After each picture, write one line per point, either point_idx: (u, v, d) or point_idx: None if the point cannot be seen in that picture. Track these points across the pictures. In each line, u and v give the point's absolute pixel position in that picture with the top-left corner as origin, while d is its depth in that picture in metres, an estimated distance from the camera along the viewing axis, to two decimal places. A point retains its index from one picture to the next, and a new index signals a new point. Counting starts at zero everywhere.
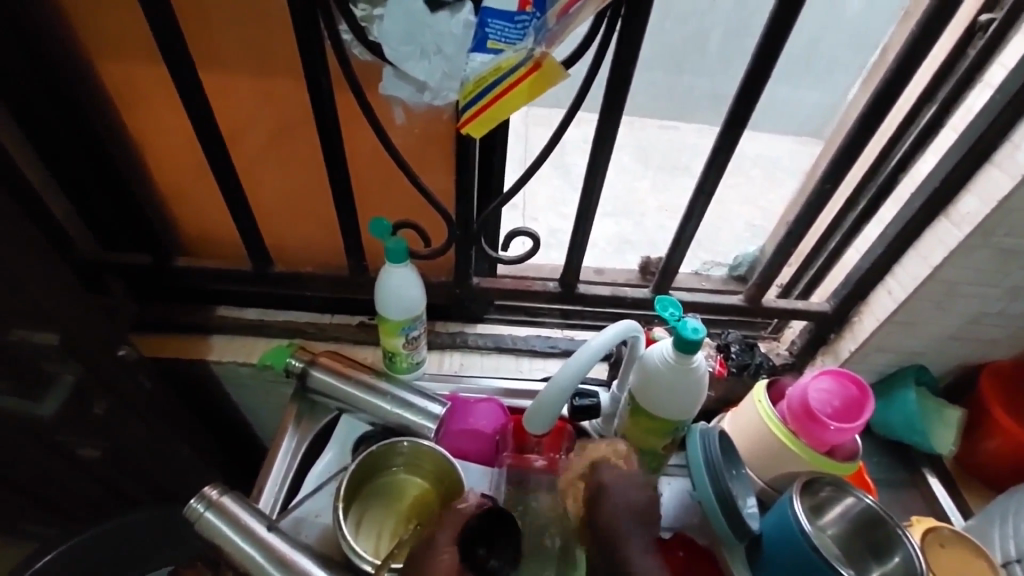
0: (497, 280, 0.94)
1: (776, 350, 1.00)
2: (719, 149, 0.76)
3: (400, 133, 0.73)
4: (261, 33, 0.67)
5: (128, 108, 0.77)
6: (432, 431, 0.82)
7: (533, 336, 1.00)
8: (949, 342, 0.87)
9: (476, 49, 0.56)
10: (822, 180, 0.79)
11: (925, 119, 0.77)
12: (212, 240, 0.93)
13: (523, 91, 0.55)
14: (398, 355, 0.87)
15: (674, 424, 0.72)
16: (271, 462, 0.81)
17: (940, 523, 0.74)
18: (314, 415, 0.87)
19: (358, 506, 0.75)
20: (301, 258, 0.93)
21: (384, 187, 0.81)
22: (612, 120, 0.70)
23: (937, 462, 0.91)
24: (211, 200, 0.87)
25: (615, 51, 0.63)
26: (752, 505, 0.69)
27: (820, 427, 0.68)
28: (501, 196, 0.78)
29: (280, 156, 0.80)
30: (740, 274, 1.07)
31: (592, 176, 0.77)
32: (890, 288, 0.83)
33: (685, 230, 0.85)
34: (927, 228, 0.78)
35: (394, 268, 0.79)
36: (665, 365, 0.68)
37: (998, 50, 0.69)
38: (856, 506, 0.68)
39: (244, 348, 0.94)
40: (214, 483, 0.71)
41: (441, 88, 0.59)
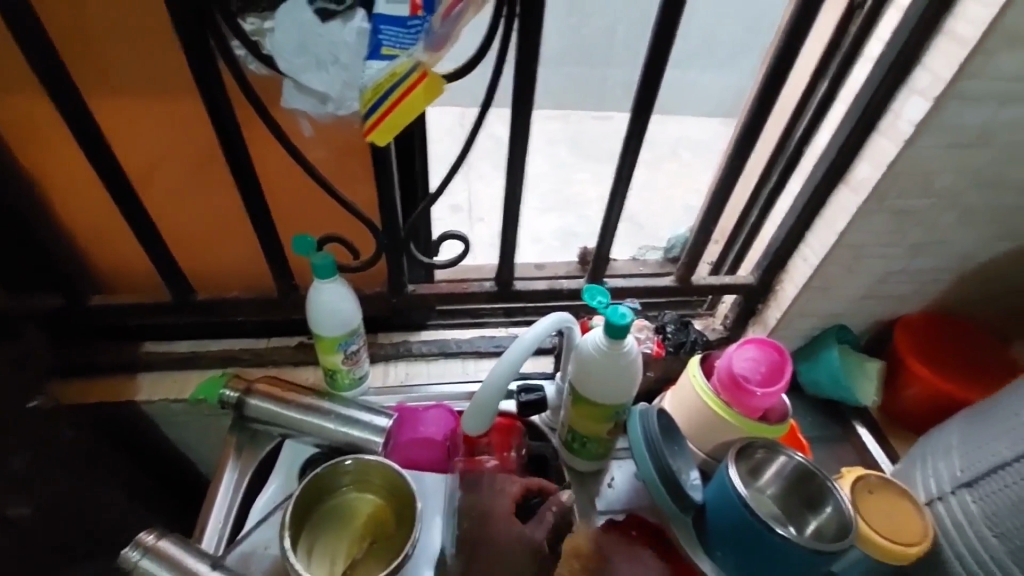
0: (433, 285, 0.93)
1: (712, 325, 1.04)
2: (633, 137, 0.78)
3: (311, 146, 0.72)
4: (149, 54, 0.64)
5: (14, 140, 0.71)
6: (380, 444, 0.81)
7: (477, 338, 1.00)
8: (864, 301, 0.93)
9: (371, 56, 0.54)
10: (732, 160, 0.82)
11: (820, 92, 0.81)
12: (128, 272, 0.87)
13: (421, 95, 0.55)
14: (339, 372, 0.85)
15: (614, 408, 0.73)
16: (213, 496, 0.78)
17: (867, 470, 0.79)
18: (256, 443, 0.84)
19: (308, 532, 0.74)
20: (227, 284, 0.89)
21: (304, 203, 0.80)
22: (525, 116, 0.71)
23: (864, 414, 0.98)
24: (120, 231, 0.82)
25: (518, 49, 0.64)
26: (695, 476, 0.72)
27: (748, 394, 0.72)
28: (426, 200, 0.77)
29: (190, 179, 0.76)
30: (674, 256, 1.11)
31: (514, 173, 0.77)
32: (805, 256, 0.88)
33: (611, 219, 0.87)
34: (831, 196, 0.83)
35: (324, 284, 0.77)
36: (598, 352, 0.70)
37: (875, 24, 0.74)
38: (789, 465, 0.72)
39: (177, 384, 0.90)
40: (150, 528, 0.68)
41: (342, 97, 0.58)
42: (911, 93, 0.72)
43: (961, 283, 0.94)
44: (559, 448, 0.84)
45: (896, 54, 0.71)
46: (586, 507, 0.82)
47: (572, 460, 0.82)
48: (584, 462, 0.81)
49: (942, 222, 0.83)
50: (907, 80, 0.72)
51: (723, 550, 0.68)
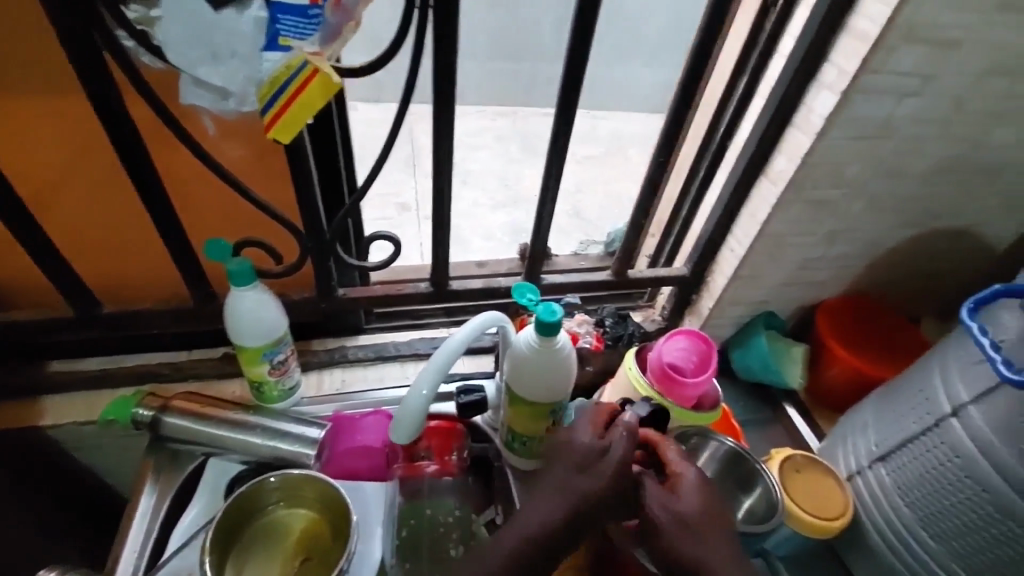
0: (367, 288, 0.88)
1: (650, 317, 1.06)
2: (559, 132, 0.77)
3: (219, 145, 0.67)
4: (20, 47, 0.58)
5: None
6: (313, 457, 0.77)
7: (417, 339, 0.98)
8: (789, 287, 0.97)
9: (268, 48, 0.51)
10: (660, 154, 0.83)
11: (739, 89, 0.83)
12: (20, 288, 0.79)
13: (318, 89, 0.52)
14: (266, 383, 0.81)
15: (550, 406, 0.73)
16: (126, 525, 0.72)
17: (793, 450, 0.82)
18: (177, 464, 0.78)
19: (234, 556, 0.69)
20: (136, 295, 0.83)
21: (217, 207, 0.75)
22: (448, 112, 0.69)
23: (794, 395, 1.02)
24: (6, 241, 0.74)
25: (435, 43, 0.62)
26: (642, 408, 0.64)
27: (680, 384, 0.73)
28: (350, 200, 0.74)
29: (85, 184, 0.70)
30: (613, 249, 1.12)
31: (440, 171, 0.76)
32: (733, 246, 0.91)
33: (544, 215, 0.86)
34: (754, 189, 0.86)
35: (244, 292, 0.73)
36: (530, 350, 0.69)
37: (786, 22, 0.77)
38: (720, 450, 0.74)
39: (87, 405, 0.83)
40: (49, 567, 0.62)
41: (244, 93, 0.54)
42: (821, 88, 0.75)
43: (874, 267, 1.00)
44: (500, 449, 0.84)
45: (806, 50, 0.73)
46: None
47: (514, 459, 0.81)
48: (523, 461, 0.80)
49: (855, 210, 0.88)
50: (817, 76, 0.75)
51: None
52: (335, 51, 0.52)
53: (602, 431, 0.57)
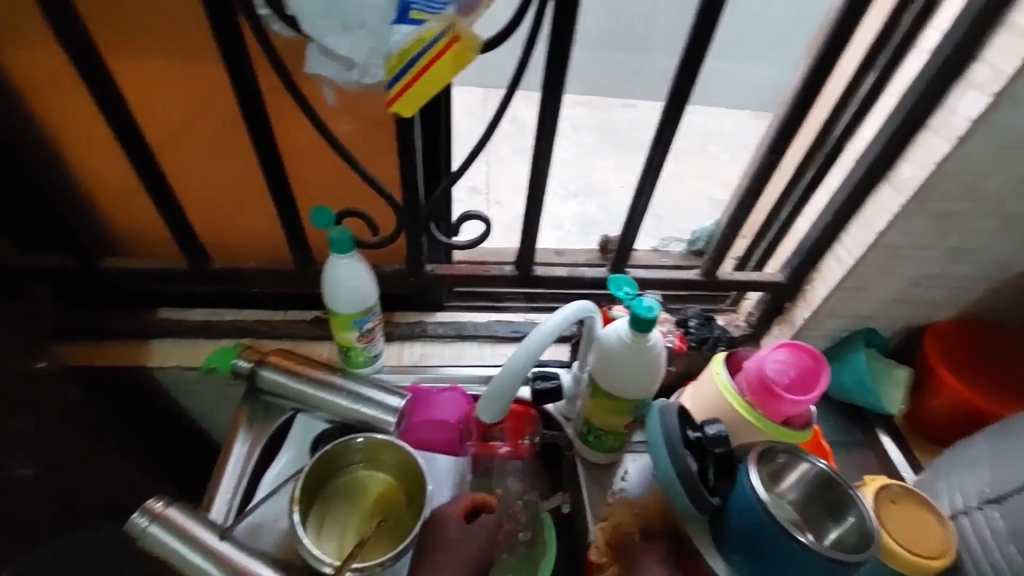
0: (453, 267, 0.91)
1: (735, 321, 1.01)
2: (667, 122, 0.74)
3: (335, 115, 0.69)
4: (169, 14, 0.62)
5: (32, 96, 0.70)
6: (393, 424, 0.79)
7: (495, 322, 0.99)
8: (897, 305, 0.89)
9: (398, 21, 0.51)
10: (770, 151, 0.78)
11: (867, 86, 0.77)
12: (144, 236, 0.86)
13: (448, 65, 0.53)
14: (353, 349, 0.84)
15: (633, 403, 0.72)
16: (223, 466, 0.78)
17: (890, 479, 0.76)
18: (268, 415, 0.83)
19: (318, 508, 0.73)
20: (241, 254, 0.88)
21: (325, 176, 0.78)
22: (555, 97, 0.68)
23: (889, 421, 0.95)
24: (138, 195, 0.81)
25: (553, 23, 0.61)
26: (713, 429, 0.68)
27: (777, 398, 0.69)
28: (448, 179, 0.75)
29: (209, 147, 0.75)
30: (698, 248, 1.08)
31: (539, 157, 0.75)
32: (839, 255, 0.85)
33: (638, 207, 0.84)
34: (872, 195, 0.79)
35: (341, 260, 0.76)
36: (621, 344, 0.68)
37: (932, 14, 0.70)
38: (810, 472, 0.70)
39: (190, 351, 0.89)
40: (158, 495, 0.68)
41: (367, 65, 0.54)
42: (969, 88, 0.67)
43: (999, 293, 0.90)
44: (573, 439, 0.84)
45: (956, 46, 0.66)
46: (597, 500, 0.80)
47: (584, 449, 0.81)
48: (601, 455, 0.80)
49: (988, 227, 0.79)
50: (966, 73, 0.68)
51: (741, 555, 0.66)
52: (468, 23, 0.52)
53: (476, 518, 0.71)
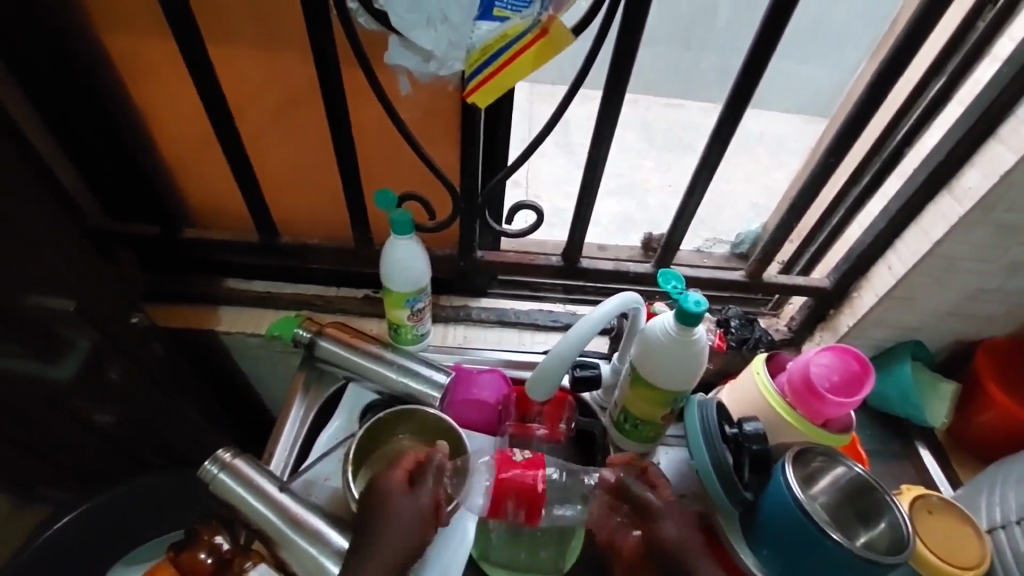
0: (501, 254, 0.95)
1: (775, 325, 1.02)
2: (724, 122, 0.76)
3: (406, 102, 0.73)
4: (264, 4, 0.67)
5: (133, 79, 0.76)
6: (437, 399, 0.83)
7: (536, 311, 1.02)
8: (947, 318, 0.88)
9: (482, 17, 0.55)
10: (827, 156, 0.79)
11: (932, 93, 0.76)
12: (217, 211, 0.92)
13: (528, 60, 0.56)
14: (403, 326, 0.89)
15: (673, 394, 0.74)
16: (281, 427, 0.84)
17: (929, 490, 0.76)
18: (322, 383, 0.89)
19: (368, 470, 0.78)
20: (305, 231, 0.94)
21: (390, 160, 0.82)
22: (617, 93, 0.71)
23: (929, 435, 0.94)
24: (217, 173, 0.87)
25: (623, 20, 0.64)
26: (752, 426, 0.70)
27: (819, 400, 0.70)
28: (506, 169, 0.78)
29: (287, 130, 0.80)
30: (742, 251, 1.08)
31: (596, 151, 0.78)
32: (891, 263, 0.84)
33: (689, 205, 0.85)
34: (930, 203, 0.79)
35: (400, 240, 0.80)
36: (667, 337, 0.70)
37: (1005, 23, 0.69)
38: (846, 475, 0.70)
39: (252, 320, 0.96)
40: (227, 446, 0.73)
41: (446, 57, 0.59)
42: None
43: None
44: (607, 428, 0.86)
45: None
46: None
47: (618, 438, 0.83)
48: (633, 444, 0.82)
49: None
50: None
51: (771, 548, 0.67)
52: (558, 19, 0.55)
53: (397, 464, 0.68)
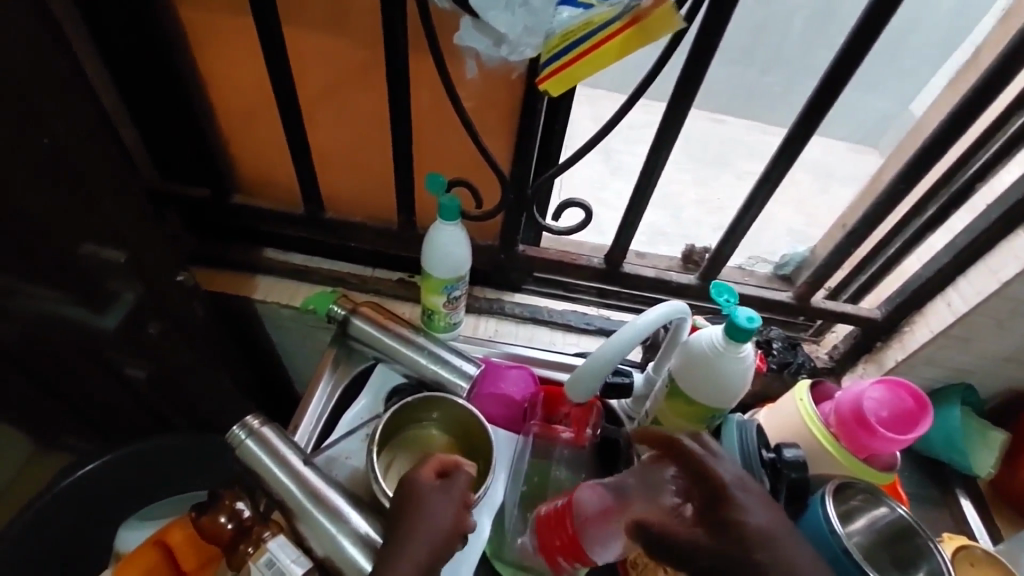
0: (543, 250, 0.94)
1: (817, 353, 0.98)
2: (792, 139, 0.73)
3: (468, 87, 0.72)
4: None
5: (198, 41, 0.76)
6: (465, 390, 0.82)
7: (569, 311, 1.00)
8: (1004, 364, 0.84)
9: (564, 2, 0.53)
10: (897, 181, 0.75)
11: (1014, 128, 0.72)
12: (264, 181, 0.93)
13: (614, 49, 0.54)
14: (437, 313, 0.88)
15: (710, 411, 0.71)
16: (308, 401, 0.84)
17: (973, 542, 0.72)
18: (350, 362, 0.89)
19: (389, 452, 0.77)
20: (351, 209, 0.94)
21: (443, 146, 0.81)
22: (685, 98, 0.69)
23: (970, 484, 0.89)
24: (270, 143, 0.87)
25: (704, 22, 0.61)
26: (792, 453, 0.67)
27: (867, 434, 0.67)
28: (558, 165, 0.77)
29: (344, 106, 0.80)
30: (785, 273, 1.04)
31: (653, 157, 0.76)
32: (950, 300, 0.80)
33: (742, 221, 0.83)
34: (1002, 241, 0.75)
35: (445, 226, 0.79)
36: (713, 351, 0.67)
37: None
38: (885, 517, 0.67)
39: (288, 291, 0.96)
40: (255, 414, 0.73)
41: (519, 42, 0.57)
42: None
43: None
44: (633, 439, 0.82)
45: None
46: None
47: None
48: None
49: None
50: None
51: None
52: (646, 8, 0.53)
53: (445, 488, 0.61)
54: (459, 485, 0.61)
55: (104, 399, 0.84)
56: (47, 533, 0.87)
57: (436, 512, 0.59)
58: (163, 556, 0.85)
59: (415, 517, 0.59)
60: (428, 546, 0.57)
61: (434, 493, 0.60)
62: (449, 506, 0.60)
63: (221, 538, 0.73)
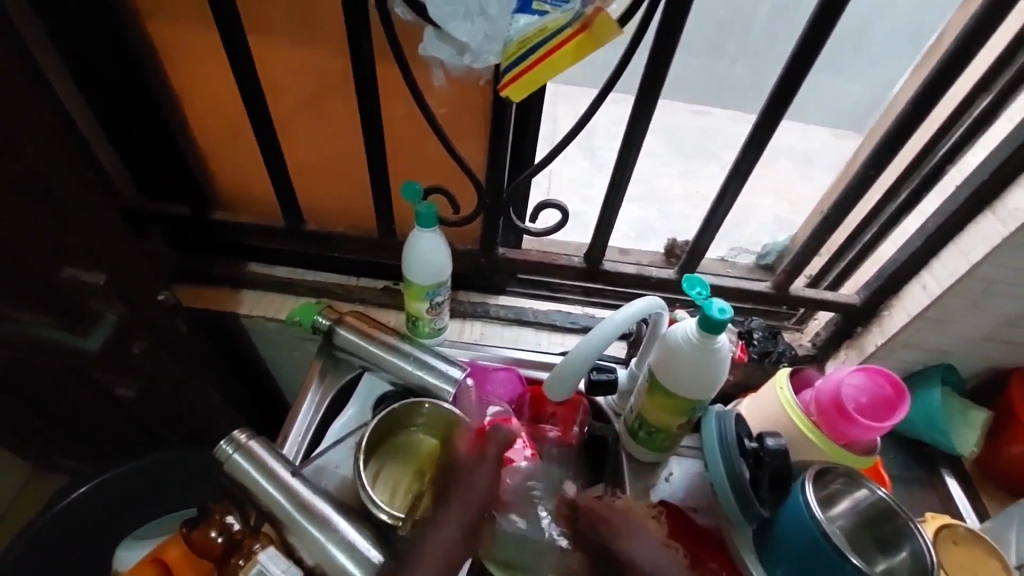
0: (524, 252, 0.95)
1: (799, 341, 0.99)
2: (759, 131, 0.74)
3: (438, 94, 0.73)
4: None
5: (169, 61, 0.77)
6: (451, 394, 0.83)
7: (555, 311, 1.01)
8: (981, 343, 0.85)
9: (520, 10, 0.55)
10: (866, 168, 0.76)
11: (980, 109, 0.73)
12: (245, 196, 0.94)
13: (568, 54, 0.55)
14: (421, 320, 0.89)
15: (691, 404, 0.72)
16: (296, 413, 0.84)
17: (956, 520, 0.74)
18: (338, 371, 0.89)
19: (376, 460, 0.77)
20: (332, 220, 0.95)
21: (419, 154, 0.82)
22: (652, 95, 0.69)
23: (955, 463, 0.91)
24: (248, 158, 0.88)
25: (664, 21, 0.62)
26: (773, 441, 0.68)
27: (846, 422, 0.68)
28: (533, 167, 0.78)
29: (319, 118, 0.81)
30: (767, 263, 1.06)
31: (625, 154, 0.77)
32: (925, 283, 0.82)
33: (717, 213, 0.84)
34: (971, 222, 0.76)
35: (424, 233, 0.80)
36: (688, 344, 0.69)
37: None
38: (866, 500, 0.68)
39: (274, 304, 0.97)
40: (243, 428, 0.74)
41: (481, 50, 0.58)
42: None
43: None
44: (620, 433, 0.84)
45: None
46: (640, 492, 0.81)
47: (632, 446, 0.81)
48: (648, 454, 0.80)
49: None
50: None
51: (785, 566, 0.65)
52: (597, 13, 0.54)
53: (478, 455, 0.69)
54: (492, 452, 0.69)
55: (95, 417, 0.85)
56: (45, 555, 0.88)
57: (473, 476, 0.67)
58: (159, 574, 0.85)
59: (452, 481, 0.67)
60: (467, 506, 0.65)
61: (466, 460, 0.69)
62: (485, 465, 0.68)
63: (212, 551, 0.76)
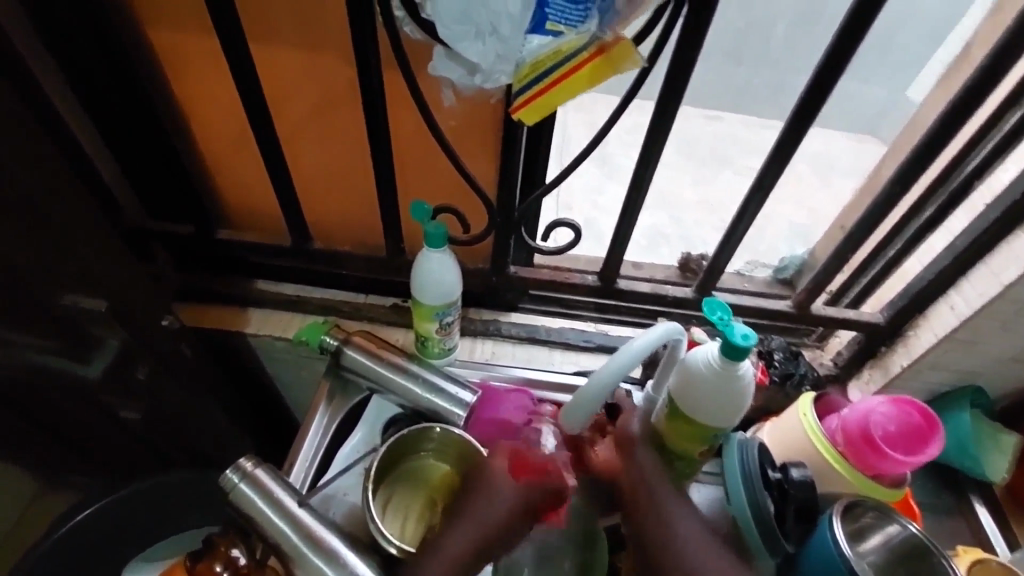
0: (536, 270, 0.93)
1: (820, 359, 0.95)
2: (781, 147, 0.71)
3: (447, 113, 0.71)
4: (312, 10, 0.66)
5: (174, 80, 0.76)
6: (461, 418, 0.81)
7: (567, 329, 0.98)
8: (1013, 365, 0.82)
9: (534, 31, 0.53)
10: (892, 185, 0.73)
11: (1010, 123, 0.70)
12: (252, 213, 0.92)
13: (583, 77, 0.54)
14: (431, 340, 0.87)
15: (713, 431, 0.70)
16: (303, 436, 0.83)
17: (988, 554, 0.70)
18: (346, 393, 0.88)
19: (385, 488, 0.75)
20: (340, 238, 0.93)
21: (428, 172, 0.80)
22: (668, 112, 0.67)
23: (985, 489, 0.87)
24: (255, 176, 0.87)
25: (681, 37, 0.60)
26: (799, 473, 0.65)
27: (875, 454, 0.65)
28: (544, 186, 0.75)
29: (326, 135, 0.79)
30: (786, 277, 1.03)
31: (640, 172, 0.74)
32: (953, 303, 0.78)
33: (737, 230, 0.81)
34: (1002, 241, 0.73)
35: (433, 253, 0.78)
36: (708, 369, 0.66)
37: None
38: (898, 536, 0.65)
39: (281, 323, 0.95)
40: (248, 455, 0.72)
41: (493, 71, 0.55)
42: None
43: None
44: None
45: None
46: None
47: None
48: None
49: None
50: None
51: None
52: (614, 37, 0.53)
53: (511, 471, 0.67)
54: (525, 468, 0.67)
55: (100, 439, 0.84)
56: None
57: (497, 492, 0.66)
58: None
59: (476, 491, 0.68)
60: (482, 524, 0.65)
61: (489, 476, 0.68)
62: (508, 484, 0.66)
63: None
